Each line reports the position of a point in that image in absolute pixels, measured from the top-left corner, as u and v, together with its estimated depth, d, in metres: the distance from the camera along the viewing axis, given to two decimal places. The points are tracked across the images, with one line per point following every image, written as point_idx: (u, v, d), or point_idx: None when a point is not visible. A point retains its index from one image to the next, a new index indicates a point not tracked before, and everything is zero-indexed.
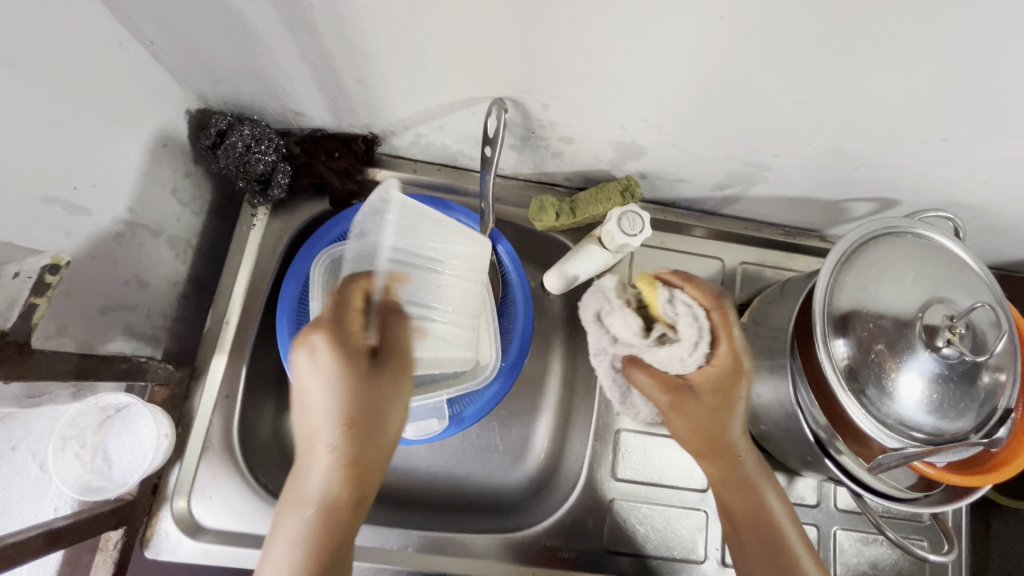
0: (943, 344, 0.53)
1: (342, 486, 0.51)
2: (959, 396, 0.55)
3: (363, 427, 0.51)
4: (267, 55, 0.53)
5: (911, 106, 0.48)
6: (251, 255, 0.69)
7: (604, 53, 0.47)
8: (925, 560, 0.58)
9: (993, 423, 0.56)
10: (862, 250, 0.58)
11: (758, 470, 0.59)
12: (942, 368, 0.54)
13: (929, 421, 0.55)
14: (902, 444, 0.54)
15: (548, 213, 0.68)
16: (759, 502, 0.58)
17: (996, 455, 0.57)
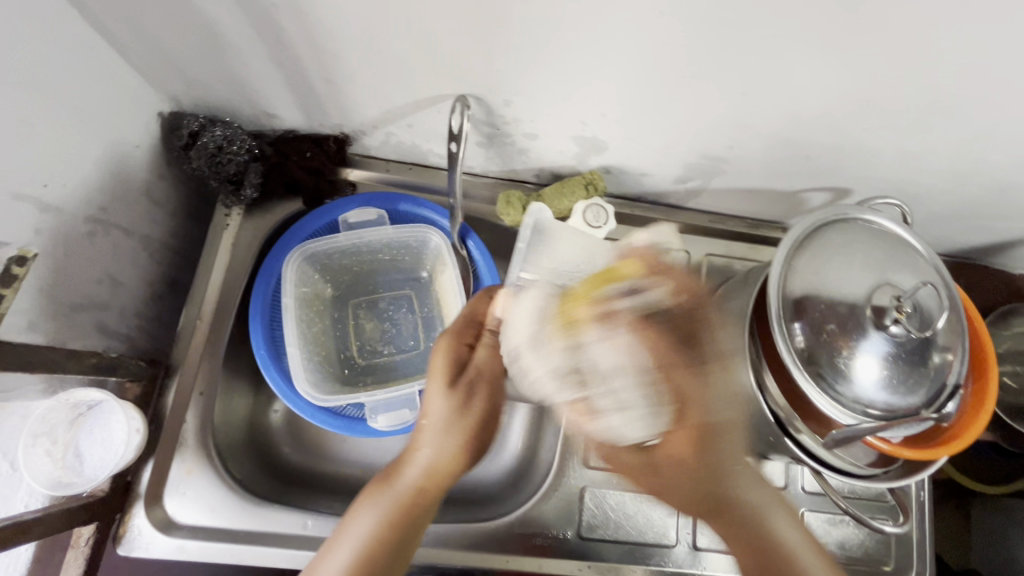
0: (890, 323, 0.55)
1: (420, 496, 0.52)
2: (909, 372, 0.57)
3: (461, 444, 0.54)
4: (236, 56, 0.54)
5: (849, 95, 0.51)
6: (225, 254, 0.70)
7: (559, 47, 0.49)
8: (881, 531, 0.60)
9: (943, 398, 0.58)
10: (813, 237, 0.61)
11: (762, 497, 0.55)
12: (892, 348, 0.56)
13: (882, 398, 0.57)
14: (857, 420, 0.57)
15: (513, 208, 0.70)
16: (763, 530, 0.53)
17: (949, 429, 0.59)
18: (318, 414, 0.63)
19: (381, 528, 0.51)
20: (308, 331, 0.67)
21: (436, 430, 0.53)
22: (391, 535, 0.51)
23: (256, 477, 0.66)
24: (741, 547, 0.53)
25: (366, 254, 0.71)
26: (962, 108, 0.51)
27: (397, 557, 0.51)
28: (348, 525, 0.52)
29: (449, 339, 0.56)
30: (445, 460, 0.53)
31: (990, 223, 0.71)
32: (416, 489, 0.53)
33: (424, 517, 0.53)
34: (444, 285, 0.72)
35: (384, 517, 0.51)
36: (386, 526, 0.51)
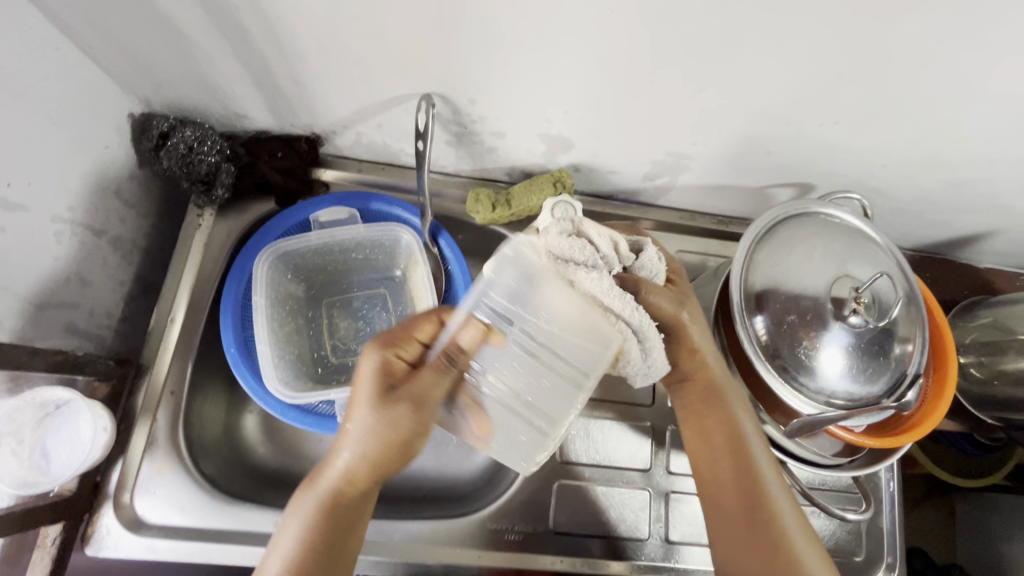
0: (850, 314, 0.56)
1: (345, 500, 0.53)
2: (869, 361, 0.58)
3: (379, 453, 0.52)
4: (202, 56, 0.55)
5: (800, 91, 0.52)
6: (198, 254, 0.70)
7: (517, 45, 0.50)
8: (844, 519, 0.61)
9: (903, 386, 0.59)
10: (775, 230, 0.62)
11: (754, 428, 0.60)
12: (852, 339, 0.57)
13: (844, 388, 0.58)
14: (819, 410, 0.57)
15: (483, 205, 0.71)
16: (746, 468, 0.58)
17: (911, 417, 0.60)
18: (288, 412, 0.63)
19: (305, 538, 0.51)
20: (280, 330, 0.68)
21: (360, 438, 0.51)
22: (324, 536, 0.52)
23: (228, 476, 0.67)
24: (731, 485, 0.58)
25: (338, 253, 0.72)
26: (911, 102, 0.53)
27: (331, 562, 0.52)
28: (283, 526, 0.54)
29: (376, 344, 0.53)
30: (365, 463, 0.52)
31: (952, 217, 0.73)
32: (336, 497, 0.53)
33: (357, 518, 0.54)
34: (416, 283, 0.73)
35: (308, 526, 0.52)
36: (315, 530, 0.52)
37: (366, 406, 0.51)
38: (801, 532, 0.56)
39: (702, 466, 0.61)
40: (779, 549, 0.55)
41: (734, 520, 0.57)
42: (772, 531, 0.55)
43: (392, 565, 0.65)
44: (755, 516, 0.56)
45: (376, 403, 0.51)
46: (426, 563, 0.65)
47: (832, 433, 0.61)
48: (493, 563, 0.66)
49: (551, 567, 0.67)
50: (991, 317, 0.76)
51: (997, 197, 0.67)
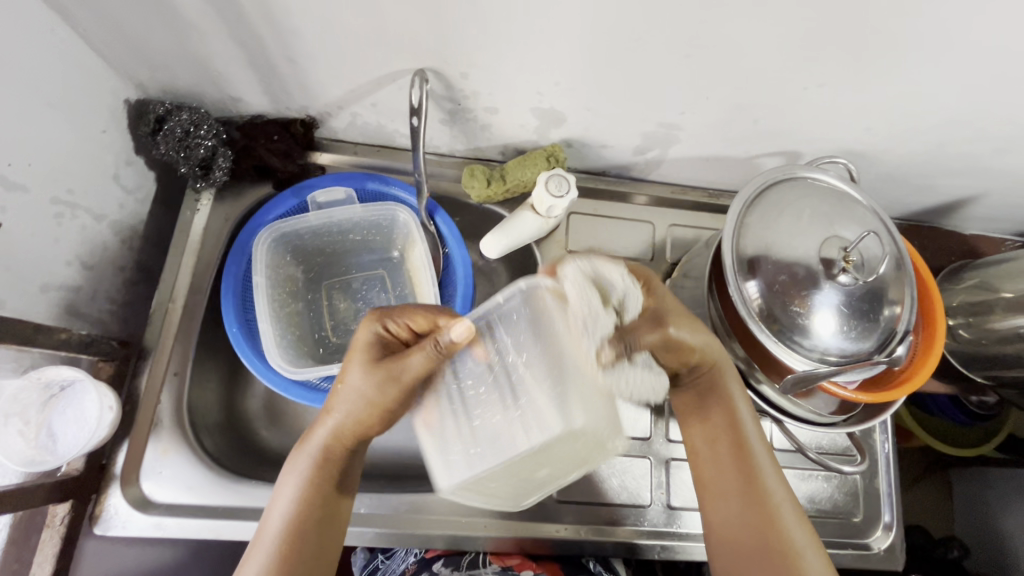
0: (839, 272, 0.58)
1: (330, 462, 0.54)
2: (862, 318, 0.59)
3: (367, 415, 0.53)
4: (195, 37, 0.56)
5: (784, 55, 0.54)
6: (197, 239, 0.71)
7: (507, 16, 0.51)
8: (841, 473, 0.63)
9: (893, 343, 0.61)
10: (764, 195, 0.64)
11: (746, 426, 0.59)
12: (844, 298, 0.59)
13: (837, 346, 0.59)
14: (813, 366, 0.59)
15: (478, 180, 0.72)
16: (743, 455, 0.57)
17: (901, 374, 0.62)
18: (292, 389, 0.64)
19: (302, 509, 0.53)
20: (280, 311, 0.68)
21: (350, 402, 0.52)
22: (311, 503, 0.53)
23: (232, 456, 0.67)
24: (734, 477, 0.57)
25: (336, 234, 0.72)
26: (892, 64, 0.54)
27: (321, 522, 0.53)
28: (277, 493, 0.54)
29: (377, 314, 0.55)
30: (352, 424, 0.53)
31: (937, 181, 0.74)
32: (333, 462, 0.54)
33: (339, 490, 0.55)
34: (414, 261, 0.74)
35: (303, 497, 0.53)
36: (309, 490, 0.53)
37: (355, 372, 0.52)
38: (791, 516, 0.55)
39: (706, 484, 0.59)
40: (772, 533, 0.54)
41: (733, 500, 0.56)
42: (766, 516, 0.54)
43: (399, 537, 0.66)
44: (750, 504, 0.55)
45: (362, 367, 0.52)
46: (432, 534, 0.66)
47: (828, 391, 0.63)
48: (499, 533, 0.67)
49: (555, 535, 0.68)
50: (977, 278, 0.78)
51: (977, 159, 0.68)
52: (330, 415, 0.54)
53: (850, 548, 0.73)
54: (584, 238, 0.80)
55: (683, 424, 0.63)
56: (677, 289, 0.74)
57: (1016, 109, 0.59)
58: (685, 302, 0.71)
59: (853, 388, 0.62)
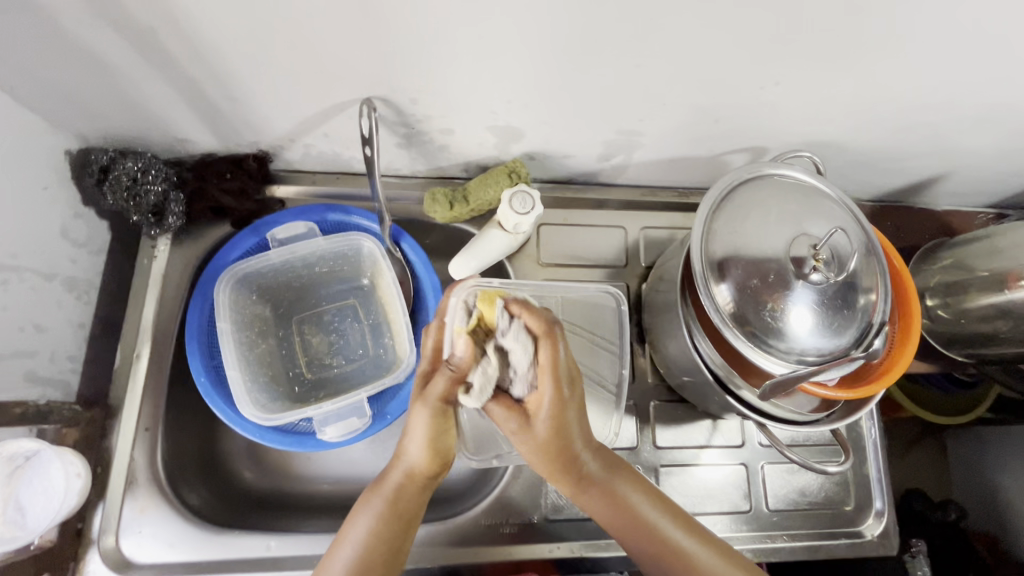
0: (810, 271, 0.57)
1: (402, 499, 0.55)
2: (835, 315, 0.59)
3: (435, 442, 0.55)
4: (128, 84, 0.53)
5: (738, 57, 0.52)
6: (156, 288, 0.69)
7: (450, 42, 0.49)
8: (826, 473, 0.62)
9: (869, 336, 0.60)
10: (730, 198, 0.63)
11: (614, 468, 0.59)
12: (816, 296, 0.58)
13: (813, 345, 0.59)
14: (791, 368, 0.58)
15: (440, 205, 0.70)
16: (620, 503, 0.57)
17: (881, 366, 0.62)
18: (268, 435, 0.62)
19: (374, 532, 0.54)
20: (249, 354, 0.67)
21: (412, 436, 0.55)
22: (385, 534, 0.54)
23: (214, 504, 0.67)
24: (610, 515, 0.58)
25: (301, 268, 0.71)
26: (849, 56, 0.53)
27: (394, 553, 0.54)
28: (357, 507, 0.57)
29: (424, 396, 0.54)
30: (420, 459, 0.55)
31: (906, 164, 0.74)
32: (411, 488, 0.56)
33: (411, 517, 0.55)
34: (385, 290, 0.72)
35: (375, 523, 0.54)
36: (380, 522, 0.54)
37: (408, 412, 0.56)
38: (682, 530, 0.57)
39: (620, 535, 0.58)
40: (654, 542, 0.57)
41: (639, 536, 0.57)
42: (647, 534, 0.57)
43: None
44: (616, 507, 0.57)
45: (431, 413, 0.54)
46: (424, 565, 0.66)
47: (808, 391, 0.62)
48: (491, 558, 0.67)
49: (549, 554, 0.68)
50: (952, 258, 0.77)
51: (944, 139, 0.68)
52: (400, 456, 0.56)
53: (843, 538, 0.73)
54: (555, 249, 0.78)
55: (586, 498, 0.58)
56: (653, 294, 0.73)
57: (977, 90, 0.58)
58: (660, 307, 0.71)
59: (832, 386, 0.62)
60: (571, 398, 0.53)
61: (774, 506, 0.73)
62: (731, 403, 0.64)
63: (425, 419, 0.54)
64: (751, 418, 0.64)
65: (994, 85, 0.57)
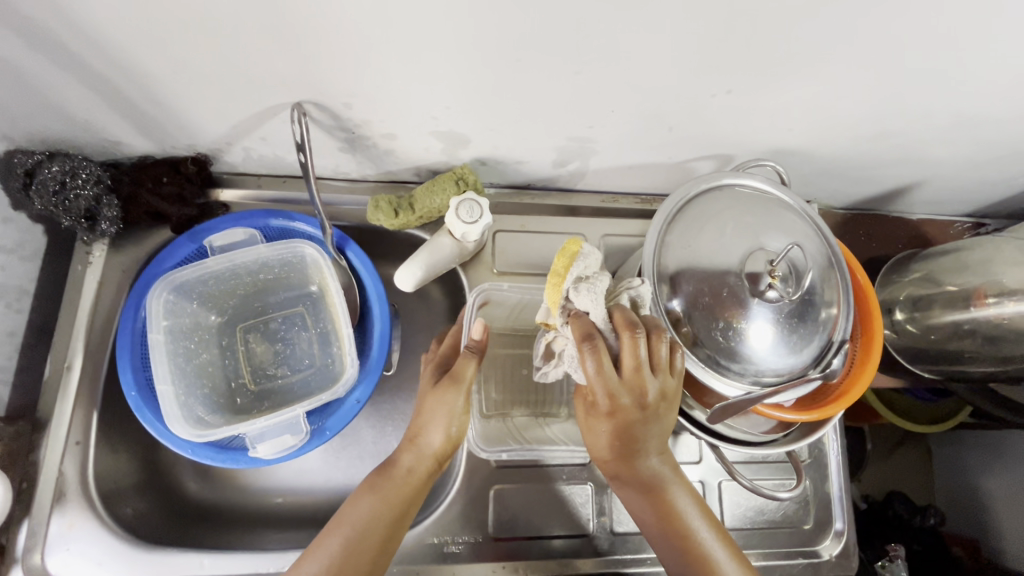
0: (765, 289, 0.53)
1: (406, 487, 0.58)
2: (792, 334, 0.56)
3: (456, 428, 0.60)
4: (42, 86, 0.51)
5: (682, 64, 0.49)
6: (91, 295, 0.67)
7: (373, 47, 0.47)
8: (778, 498, 0.61)
9: (828, 354, 0.58)
10: (686, 209, 0.60)
11: (674, 473, 0.57)
12: (772, 313, 0.55)
13: (769, 365, 0.56)
14: (745, 391, 0.56)
15: (383, 212, 0.67)
16: (664, 500, 0.56)
17: (839, 386, 0.60)
18: (201, 451, 0.60)
19: (371, 518, 0.56)
20: (187, 365, 0.65)
21: (436, 418, 0.59)
22: (380, 523, 0.56)
23: (149, 519, 0.65)
24: (648, 511, 0.57)
25: (243, 276, 0.68)
26: (802, 63, 0.50)
27: (383, 546, 0.56)
28: (357, 492, 0.59)
29: (455, 380, 0.59)
30: (437, 442, 0.59)
31: (876, 172, 0.71)
32: (412, 478, 0.59)
33: (408, 508, 0.58)
34: (330, 298, 0.69)
35: (375, 509, 0.57)
36: (383, 509, 0.57)
37: (428, 396, 0.61)
38: (715, 538, 0.57)
39: (644, 525, 0.58)
40: (685, 545, 0.56)
41: (663, 532, 0.57)
42: (680, 535, 0.56)
43: None
44: (654, 505, 0.56)
45: (459, 399, 0.59)
46: None
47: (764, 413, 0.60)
48: None
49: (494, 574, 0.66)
50: (923, 271, 0.74)
51: (912, 148, 0.65)
52: (418, 441, 0.60)
53: (800, 557, 0.72)
54: (512, 257, 0.76)
55: (627, 488, 0.57)
56: None
57: (941, 100, 0.55)
58: None
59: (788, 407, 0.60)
60: (623, 388, 0.50)
61: (729, 525, 0.71)
62: (683, 423, 0.64)
63: (451, 403, 0.59)
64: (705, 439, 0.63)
65: (959, 95, 0.54)
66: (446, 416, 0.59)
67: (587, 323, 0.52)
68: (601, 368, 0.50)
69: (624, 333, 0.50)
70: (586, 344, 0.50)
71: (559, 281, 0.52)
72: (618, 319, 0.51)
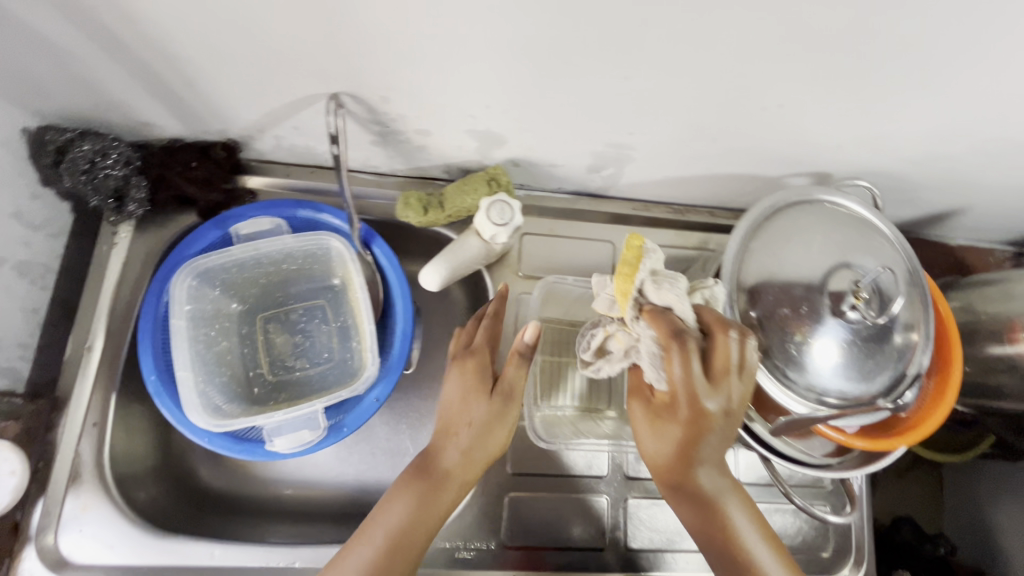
0: (847, 309, 0.53)
1: (446, 489, 0.54)
2: (866, 358, 0.54)
3: (508, 431, 0.56)
4: (79, 65, 0.50)
5: (735, 75, 0.47)
6: (115, 277, 0.67)
7: (419, 42, 0.45)
8: (824, 521, 0.59)
9: (902, 385, 0.55)
10: (772, 218, 0.59)
11: (731, 488, 0.52)
12: (849, 334, 0.54)
13: (837, 386, 0.54)
14: (810, 409, 0.54)
15: (413, 209, 0.66)
16: (721, 514, 0.51)
17: (908, 419, 0.57)
18: (215, 441, 0.59)
19: (409, 521, 0.52)
20: (207, 352, 0.64)
21: (488, 417, 0.56)
22: (417, 526, 0.52)
23: (162, 505, 0.65)
24: (702, 525, 0.51)
25: (268, 265, 0.68)
26: (859, 81, 0.48)
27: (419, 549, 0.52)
28: (394, 491, 0.54)
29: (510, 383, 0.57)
30: (486, 442, 0.55)
31: (920, 195, 0.69)
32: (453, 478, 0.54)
33: (447, 510, 0.54)
34: (353, 293, 0.68)
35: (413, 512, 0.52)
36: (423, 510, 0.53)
37: (479, 394, 0.57)
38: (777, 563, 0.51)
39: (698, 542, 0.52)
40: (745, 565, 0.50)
41: (717, 550, 0.51)
42: (738, 555, 0.50)
43: None
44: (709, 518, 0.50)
45: (513, 403, 0.57)
46: None
47: (822, 434, 0.59)
48: None
49: None
50: (961, 301, 0.72)
51: (962, 172, 0.62)
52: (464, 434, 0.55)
53: None
54: (538, 261, 0.74)
55: (681, 499, 0.51)
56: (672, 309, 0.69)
57: (999, 125, 0.53)
58: None
59: (849, 432, 0.58)
60: (708, 389, 0.47)
61: None
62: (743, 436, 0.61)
63: (505, 406, 0.56)
64: (755, 450, 0.61)
65: (1019, 121, 0.52)
66: (501, 417, 0.56)
67: (675, 319, 0.49)
68: (691, 366, 0.47)
69: (718, 332, 0.48)
70: (675, 339, 0.47)
71: (630, 273, 0.52)
72: (709, 317, 0.49)
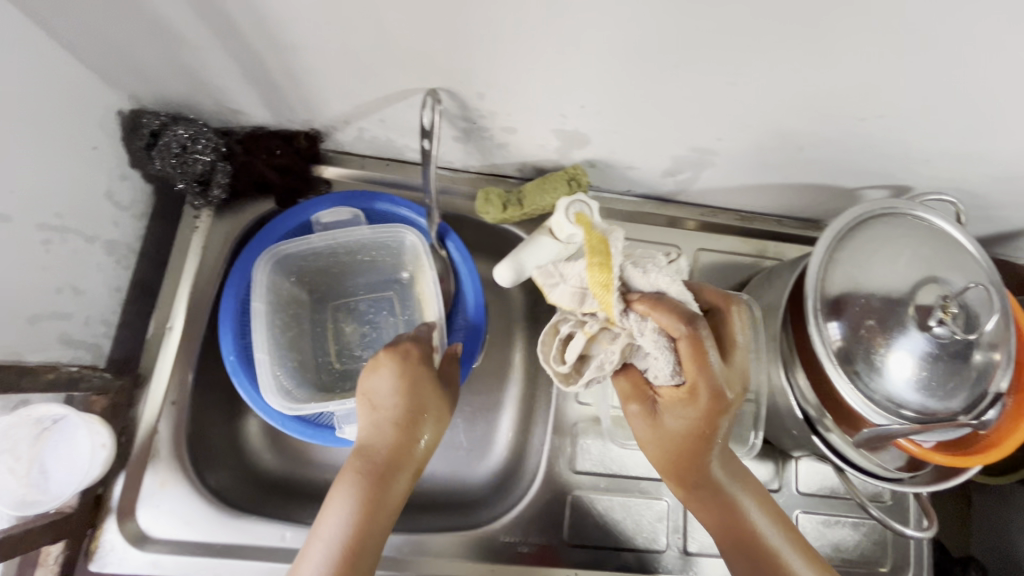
0: (934, 324, 0.52)
1: (393, 478, 0.53)
2: (948, 373, 0.54)
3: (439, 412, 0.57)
4: (189, 53, 0.51)
5: (842, 86, 0.47)
6: (194, 259, 0.68)
7: (531, 42, 0.46)
8: (904, 534, 0.59)
9: (982, 404, 0.55)
10: (855, 230, 0.59)
11: (738, 475, 0.55)
12: (933, 348, 0.53)
13: (917, 399, 0.54)
14: (890, 421, 0.54)
15: (493, 205, 0.67)
16: (729, 503, 0.54)
17: (986, 437, 0.57)
18: (291, 424, 0.61)
19: (358, 515, 0.52)
20: (282, 336, 0.65)
21: (412, 405, 0.55)
22: (369, 516, 0.52)
23: (232, 485, 0.66)
24: (714, 517, 0.55)
25: (342, 255, 0.69)
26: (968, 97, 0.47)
27: (379, 535, 0.53)
28: (337, 486, 0.54)
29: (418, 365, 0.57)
30: (415, 429, 0.55)
31: (998, 212, 0.68)
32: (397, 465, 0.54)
33: (398, 496, 0.54)
34: (422, 287, 0.69)
35: (360, 505, 0.52)
36: (369, 500, 0.52)
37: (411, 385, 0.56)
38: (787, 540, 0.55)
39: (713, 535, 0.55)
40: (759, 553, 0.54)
41: (728, 538, 0.54)
42: (752, 543, 0.54)
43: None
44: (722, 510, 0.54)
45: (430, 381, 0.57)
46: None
47: (899, 446, 0.59)
48: None
49: None
50: None
51: None
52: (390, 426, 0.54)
53: None
54: None
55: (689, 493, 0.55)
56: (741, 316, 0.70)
57: None
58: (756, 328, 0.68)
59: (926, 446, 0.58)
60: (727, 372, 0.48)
61: None
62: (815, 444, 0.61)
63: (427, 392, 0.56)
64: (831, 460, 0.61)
65: None
66: (425, 403, 0.56)
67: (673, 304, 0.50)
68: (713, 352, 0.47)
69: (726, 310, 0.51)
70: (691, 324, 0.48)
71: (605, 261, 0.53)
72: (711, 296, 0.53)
